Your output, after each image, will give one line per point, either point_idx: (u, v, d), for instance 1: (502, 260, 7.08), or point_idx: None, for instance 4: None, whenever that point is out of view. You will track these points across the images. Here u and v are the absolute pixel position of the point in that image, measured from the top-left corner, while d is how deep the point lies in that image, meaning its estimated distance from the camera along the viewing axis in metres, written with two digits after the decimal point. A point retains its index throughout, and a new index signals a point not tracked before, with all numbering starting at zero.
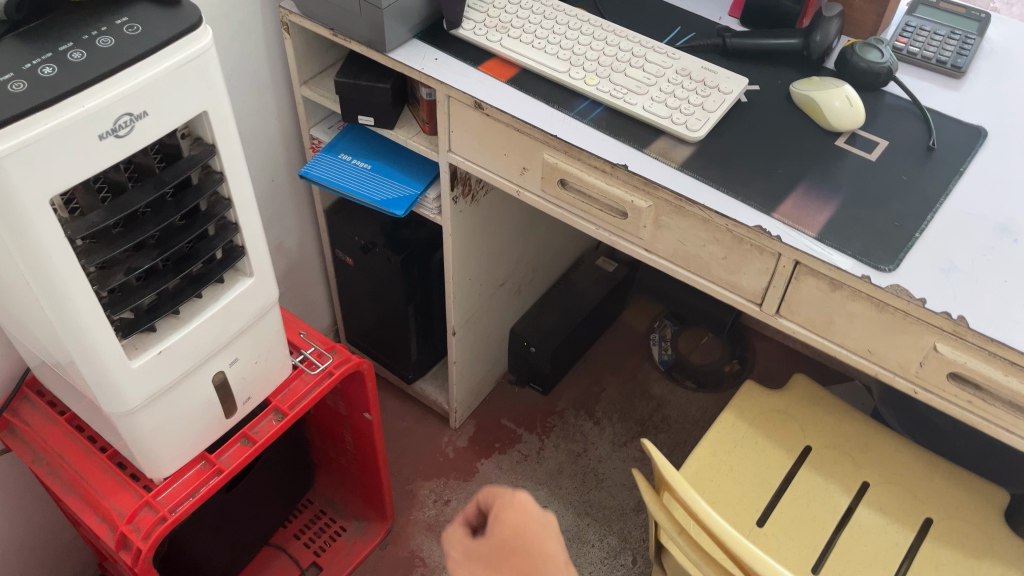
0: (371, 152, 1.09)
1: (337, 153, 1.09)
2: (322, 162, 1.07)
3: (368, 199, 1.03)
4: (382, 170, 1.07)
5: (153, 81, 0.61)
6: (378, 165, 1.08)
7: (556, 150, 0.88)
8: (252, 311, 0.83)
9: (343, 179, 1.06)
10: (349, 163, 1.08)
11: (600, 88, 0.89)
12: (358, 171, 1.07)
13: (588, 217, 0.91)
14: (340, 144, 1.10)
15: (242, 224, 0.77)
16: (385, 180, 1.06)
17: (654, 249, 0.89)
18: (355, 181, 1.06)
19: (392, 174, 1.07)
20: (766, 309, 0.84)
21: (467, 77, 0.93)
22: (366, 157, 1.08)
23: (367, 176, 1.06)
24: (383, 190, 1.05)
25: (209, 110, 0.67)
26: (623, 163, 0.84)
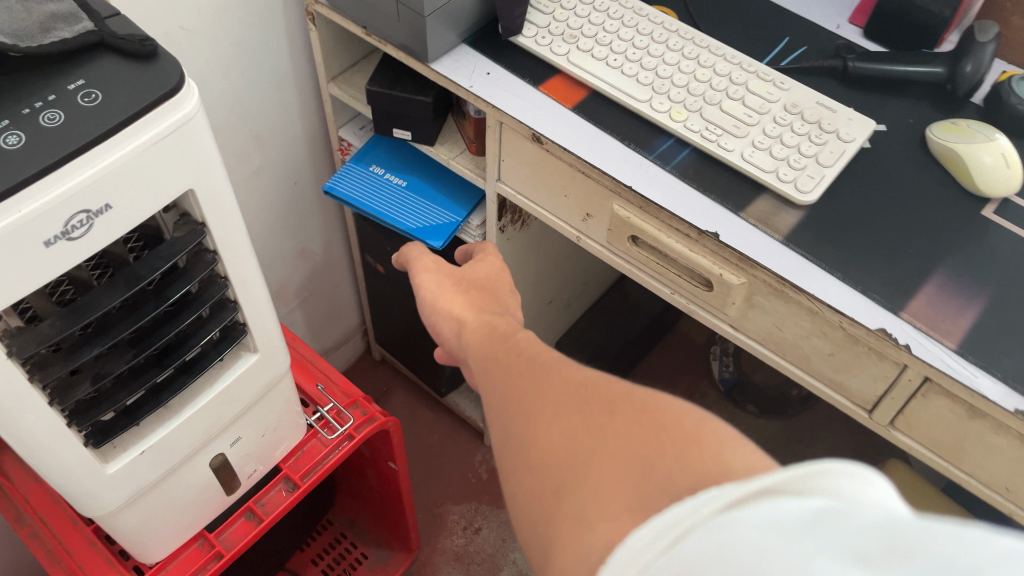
0: (408, 166, 0.94)
1: (368, 165, 0.94)
2: (350, 175, 0.93)
3: (400, 226, 0.89)
4: (420, 190, 0.92)
5: (117, 168, 0.46)
6: (415, 184, 0.93)
7: (629, 202, 0.72)
8: (258, 387, 0.70)
9: (374, 199, 0.91)
10: (382, 178, 0.93)
11: (689, 126, 0.73)
12: (391, 189, 0.92)
13: (663, 280, 0.76)
14: (372, 153, 0.95)
15: (245, 303, 0.63)
16: (422, 203, 0.91)
17: (743, 329, 0.73)
18: (387, 201, 0.91)
19: (430, 195, 0.92)
20: (877, 419, 0.69)
21: (524, 101, 0.76)
22: (402, 171, 0.93)
23: (401, 197, 0.91)
24: (419, 216, 0.90)
25: (196, 187, 0.52)
26: (713, 230, 0.68)
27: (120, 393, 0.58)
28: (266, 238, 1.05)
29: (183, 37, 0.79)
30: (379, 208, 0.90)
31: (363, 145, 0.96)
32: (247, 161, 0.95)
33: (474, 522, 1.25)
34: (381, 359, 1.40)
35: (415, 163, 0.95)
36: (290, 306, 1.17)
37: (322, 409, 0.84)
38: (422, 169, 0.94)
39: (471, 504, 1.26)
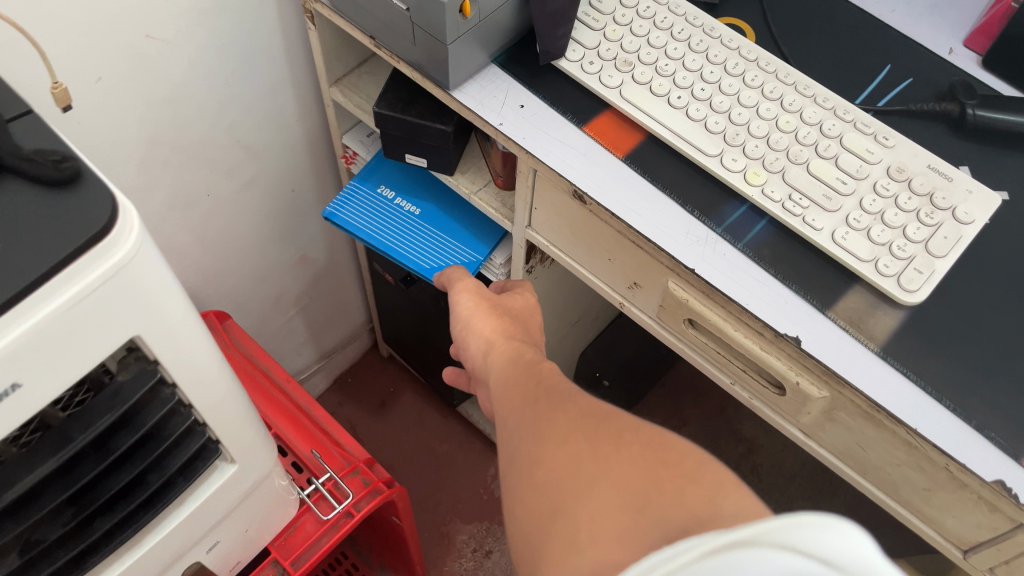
0: (422, 191, 0.81)
1: (375, 187, 0.81)
2: (355, 200, 0.80)
3: (412, 263, 0.75)
4: (435, 220, 0.79)
5: (25, 342, 0.34)
6: (430, 213, 0.80)
7: (690, 284, 0.59)
8: (238, 493, 0.59)
9: (382, 228, 0.78)
10: (392, 204, 0.80)
11: (768, 193, 0.59)
12: (403, 217, 0.79)
13: (723, 370, 0.63)
14: (382, 172, 0.82)
15: (216, 425, 0.51)
16: (437, 236, 0.78)
17: (818, 439, 0.61)
18: (398, 232, 0.78)
19: (447, 227, 0.79)
20: (974, 563, 0.58)
21: (565, 145, 0.63)
22: (415, 196, 0.81)
23: (413, 227, 0.78)
24: (434, 251, 0.77)
25: (143, 330, 0.40)
26: (793, 334, 0.55)
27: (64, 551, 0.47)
28: (261, 251, 0.93)
29: (151, 48, 0.64)
30: (388, 240, 0.77)
31: (371, 162, 0.83)
32: (237, 175, 0.82)
33: (485, 544, 1.16)
34: (390, 356, 1.31)
35: (430, 186, 0.82)
36: (289, 315, 1.05)
37: (317, 481, 0.73)
38: (438, 194, 0.81)
39: (482, 524, 1.17)
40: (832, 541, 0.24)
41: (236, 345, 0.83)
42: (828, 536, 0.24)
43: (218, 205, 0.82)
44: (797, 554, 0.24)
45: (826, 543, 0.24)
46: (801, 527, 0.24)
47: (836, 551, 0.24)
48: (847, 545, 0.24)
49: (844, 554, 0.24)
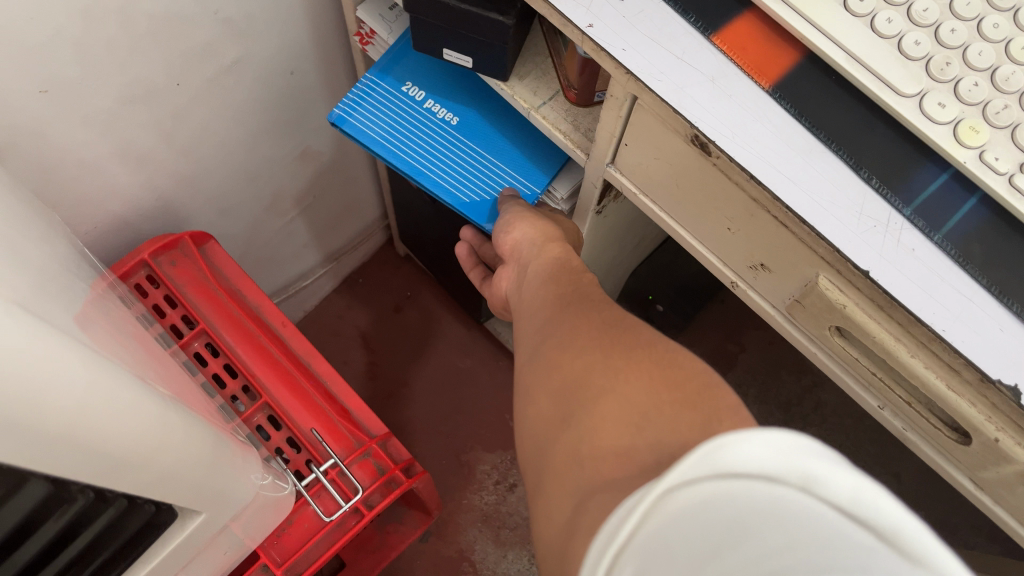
0: (462, 93, 0.61)
1: (400, 82, 0.61)
2: (371, 99, 0.60)
3: (446, 196, 0.58)
4: (478, 134, 0.60)
5: None
6: (471, 123, 0.60)
7: (855, 288, 0.41)
8: (210, 536, 0.44)
9: (408, 141, 0.59)
10: (421, 108, 0.60)
11: (990, 162, 0.39)
12: (436, 127, 0.60)
13: (873, 391, 0.46)
14: (410, 62, 0.62)
15: (167, 495, 0.35)
16: (480, 156, 0.59)
17: (998, 499, 0.45)
18: (430, 146, 0.59)
19: (493, 144, 0.60)
20: None
21: (687, 65, 0.42)
22: (451, 100, 0.61)
23: (449, 142, 0.60)
24: (474, 179, 0.59)
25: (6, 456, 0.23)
26: (1012, 382, 0.37)
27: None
28: (251, 148, 0.73)
29: None
30: (416, 159, 0.58)
31: (395, 47, 0.62)
32: (215, 58, 0.61)
33: (508, 477, 1.04)
34: (407, 256, 1.14)
35: (472, 85, 0.62)
36: (288, 217, 0.87)
37: (317, 470, 0.58)
38: (483, 95, 0.61)
39: (506, 453, 1.05)
40: (769, 451, 0.20)
41: (218, 278, 0.66)
42: (755, 450, 0.20)
43: (191, 95, 0.62)
44: (729, 480, 0.20)
45: (756, 457, 0.20)
46: (725, 447, 0.21)
47: (774, 466, 0.20)
48: (782, 451, 0.20)
49: (778, 461, 0.20)
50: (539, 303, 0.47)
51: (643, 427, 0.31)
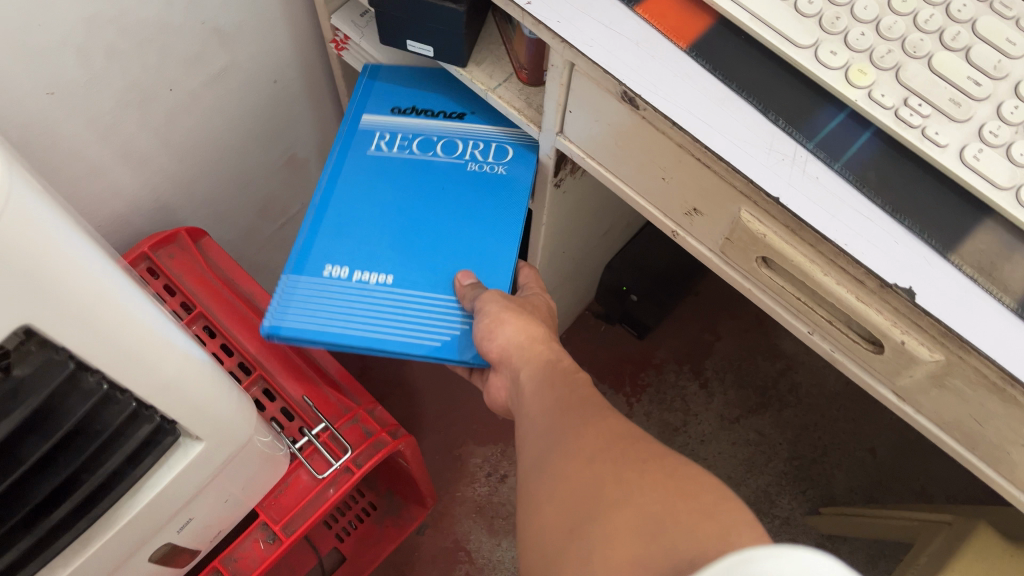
0: (384, 254, 0.62)
1: (319, 267, 0.62)
2: (300, 296, 0.61)
3: (415, 350, 0.59)
4: (417, 282, 0.62)
5: None
6: (407, 276, 0.62)
7: (773, 218, 0.47)
8: (209, 472, 0.49)
9: (354, 317, 0.60)
10: (352, 283, 0.61)
11: (876, 98, 0.45)
12: (374, 293, 0.61)
13: (801, 317, 0.52)
14: (322, 245, 0.63)
15: (168, 407, 0.40)
16: (426, 300, 0.61)
17: (916, 404, 0.50)
18: (376, 313, 0.60)
19: (433, 284, 0.62)
20: None
21: (613, 32, 0.48)
22: (377, 262, 0.62)
23: (395, 302, 0.61)
24: (432, 323, 0.61)
25: (37, 317, 0.29)
26: (906, 286, 0.43)
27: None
28: (242, 154, 0.79)
29: None
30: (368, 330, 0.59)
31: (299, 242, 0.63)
32: (205, 66, 0.68)
33: (500, 468, 1.09)
34: None
35: (389, 239, 0.63)
36: (280, 224, 0.93)
37: (309, 434, 0.63)
38: (404, 246, 0.63)
39: (497, 447, 1.10)
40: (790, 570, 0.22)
41: (214, 268, 0.71)
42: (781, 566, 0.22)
43: (185, 102, 0.69)
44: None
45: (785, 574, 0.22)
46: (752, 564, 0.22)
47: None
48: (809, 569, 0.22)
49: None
50: (540, 404, 0.51)
51: (658, 535, 0.35)
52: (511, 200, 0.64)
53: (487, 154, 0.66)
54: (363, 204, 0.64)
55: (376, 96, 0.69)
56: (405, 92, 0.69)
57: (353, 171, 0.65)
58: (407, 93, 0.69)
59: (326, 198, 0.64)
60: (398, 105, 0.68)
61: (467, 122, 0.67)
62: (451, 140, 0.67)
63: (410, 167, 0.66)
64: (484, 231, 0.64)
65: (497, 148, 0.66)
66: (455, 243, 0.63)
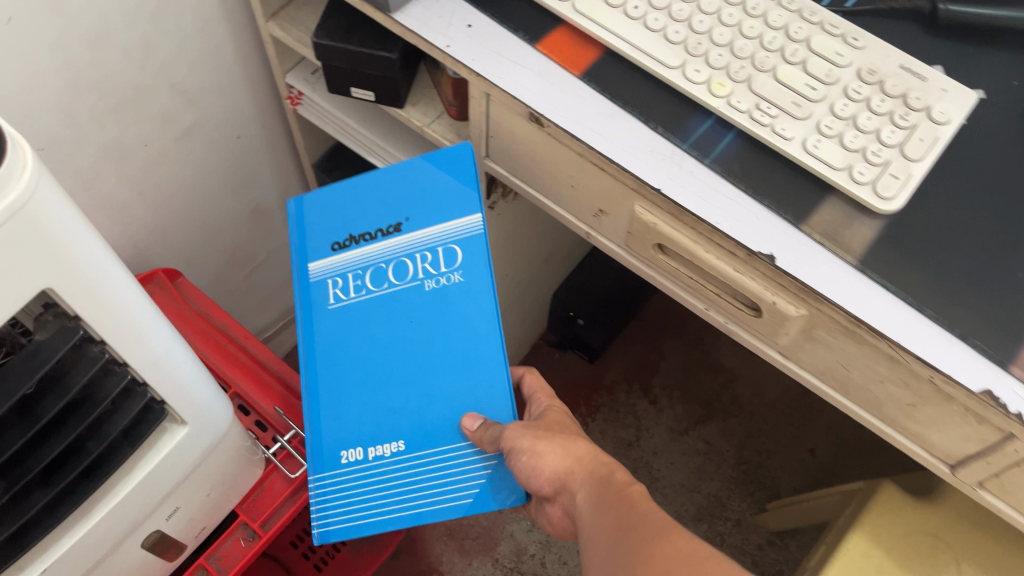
0: (386, 420, 0.57)
1: (333, 453, 0.58)
2: (331, 493, 0.57)
3: (457, 510, 0.56)
4: (432, 436, 0.56)
5: None
6: (419, 433, 0.57)
7: (659, 208, 0.56)
8: (193, 457, 0.56)
9: (389, 497, 0.56)
10: (371, 460, 0.57)
11: (733, 104, 0.55)
12: (395, 467, 0.56)
13: (696, 295, 0.61)
14: (325, 427, 0.58)
15: (159, 385, 0.48)
16: (442, 456, 0.56)
17: (796, 359, 0.59)
18: (406, 486, 0.56)
19: (442, 429, 0.56)
20: (961, 476, 0.56)
21: (519, 64, 0.58)
22: (383, 430, 0.57)
23: (416, 467, 0.56)
24: (460, 475, 0.56)
25: (57, 283, 0.37)
26: (768, 251, 0.52)
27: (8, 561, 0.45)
28: (210, 204, 0.88)
29: None
30: (406, 505, 0.56)
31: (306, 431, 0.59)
32: (175, 123, 0.77)
33: None
34: None
35: (385, 396, 0.58)
36: (248, 270, 1.02)
37: (282, 439, 0.70)
38: (401, 401, 0.57)
39: None
40: None
41: (189, 303, 0.79)
42: None
43: (158, 156, 0.77)
44: None
45: None
46: None
47: None
48: None
49: None
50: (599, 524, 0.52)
51: None
52: (482, 307, 0.58)
53: (440, 262, 0.59)
54: (343, 363, 0.59)
55: (311, 240, 0.62)
56: (340, 214, 0.62)
57: (321, 332, 0.60)
58: (338, 226, 0.62)
59: (307, 372, 0.59)
60: (336, 241, 0.62)
61: (408, 231, 0.60)
62: (402, 260, 0.60)
63: (372, 306, 0.59)
64: (467, 351, 0.58)
65: (447, 251, 0.59)
66: (445, 374, 0.57)
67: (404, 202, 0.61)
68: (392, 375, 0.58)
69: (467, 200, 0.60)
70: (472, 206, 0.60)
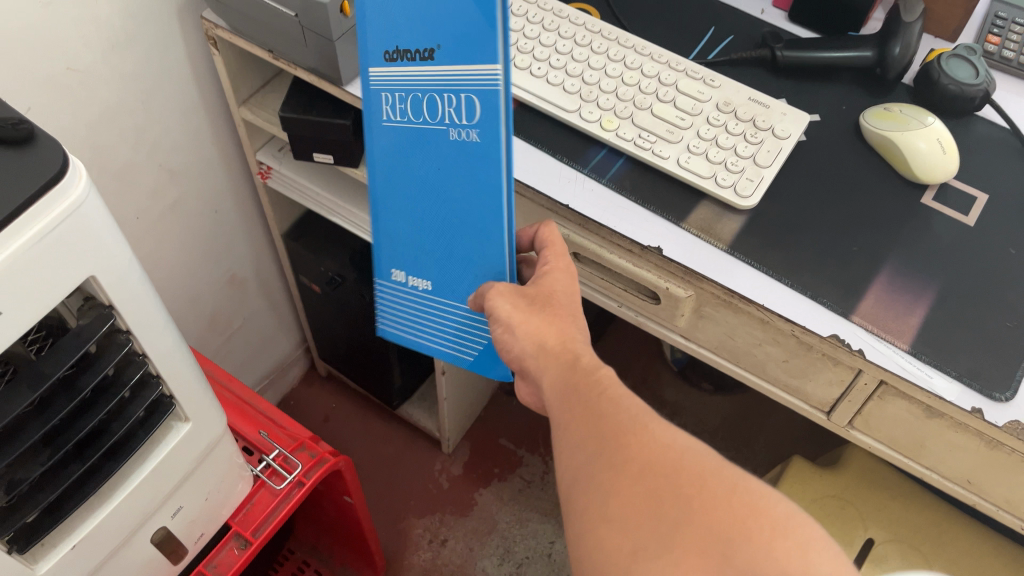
0: (421, 259, 0.62)
1: (387, 270, 0.65)
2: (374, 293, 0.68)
3: (461, 360, 0.65)
4: (451, 289, 0.62)
5: (16, 261, 0.42)
6: (444, 278, 0.62)
7: (568, 222, 0.69)
8: (193, 456, 0.65)
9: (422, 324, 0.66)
10: (409, 288, 0.65)
11: (621, 135, 0.69)
12: (419, 298, 0.64)
13: (610, 294, 0.74)
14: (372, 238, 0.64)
15: (169, 378, 0.58)
16: (457, 313, 0.63)
17: (694, 337, 0.72)
18: (427, 322, 0.65)
19: (463, 284, 0.61)
20: (836, 420, 0.69)
21: None
22: (415, 264, 0.63)
23: (435, 311, 0.64)
24: (469, 337, 0.64)
25: (98, 273, 0.48)
26: (655, 245, 0.65)
27: (47, 526, 0.55)
28: (191, 271, 0.99)
29: (71, 78, 0.72)
30: (424, 336, 0.66)
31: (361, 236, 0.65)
32: (161, 197, 0.89)
33: (440, 534, 1.23)
34: (328, 374, 1.38)
35: (422, 237, 0.61)
36: (226, 336, 1.12)
37: (267, 458, 0.80)
38: (431, 243, 0.61)
39: (435, 516, 1.25)
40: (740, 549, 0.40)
41: None
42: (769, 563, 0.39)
43: (147, 226, 0.89)
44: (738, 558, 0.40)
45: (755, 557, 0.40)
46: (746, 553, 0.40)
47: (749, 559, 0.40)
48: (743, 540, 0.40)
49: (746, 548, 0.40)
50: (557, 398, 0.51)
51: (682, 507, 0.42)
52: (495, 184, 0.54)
53: (462, 114, 0.53)
54: (392, 191, 0.60)
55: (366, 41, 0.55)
56: (382, 20, 0.54)
57: (377, 151, 0.60)
58: (384, 30, 0.54)
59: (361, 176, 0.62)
60: (386, 49, 0.55)
61: (441, 61, 0.52)
62: (434, 97, 0.54)
63: (411, 139, 0.57)
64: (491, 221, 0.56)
65: (465, 101, 0.52)
66: (472, 235, 0.58)
67: (436, 28, 0.51)
68: (428, 217, 0.59)
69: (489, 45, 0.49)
70: (489, 56, 0.49)
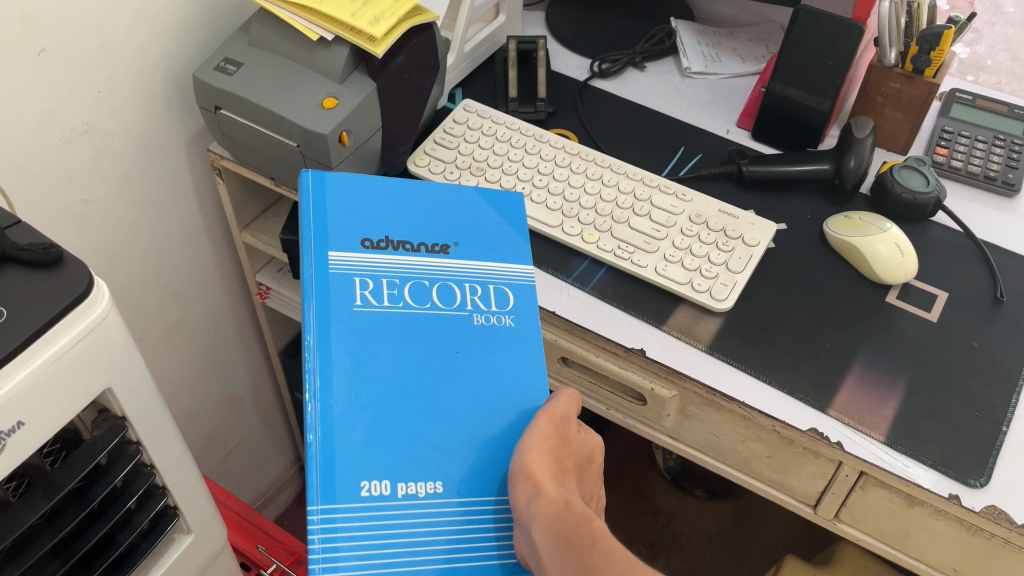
0: (421, 451, 0.49)
1: (353, 484, 0.47)
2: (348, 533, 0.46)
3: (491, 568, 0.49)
4: (466, 475, 0.50)
5: (37, 375, 0.45)
6: (459, 470, 0.50)
7: (556, 328, 0.73)
8: (194, 570, 0.66)
9: (411, 542, 0.47)
10: (400, 501, 0.47)
11: (601, 247, 0.74)
12: (428, 509, 0.48)
13: (599, 397, 0.77)
14: (345, 449, 0.47)
15: (175, 488, 0.60)
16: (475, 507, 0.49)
17: (681, 437, 0.75)
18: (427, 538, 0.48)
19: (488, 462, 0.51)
20: (822, 513, 0.71)
21: None
22: (416, 462, 0.49)
23: (454, 517, 0.49)
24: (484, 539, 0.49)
25: (113, 385, 0.51)
26: (638, 347, 0.69)
27: None
28: (189, 391, 1.02)
29: (86, 209, 0.77)
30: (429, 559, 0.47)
31: (319, 456, 0.47)
32: (164, 319, 0.93)
33: None
34: None
35: (427, 422, 0.50)
36: (220, 454, 1.13)
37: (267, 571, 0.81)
38: (438, 426, 0.50)
39: None
40: None
41: None
42: None
43: (150, 346, 0.92)
44: None
45: None
46: None
47: None
48: None
49: None
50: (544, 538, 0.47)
51: None
52: (530, 360, 0.56)
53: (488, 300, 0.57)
54: (372, 377, 0.50)
55: (339, 229, 0.55)
56: (364, 218, 0.57)
57: (348, 339, 0.51)
58: (374, 224, 0.57)
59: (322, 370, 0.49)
60: (368, 237, 0.56)
61: (454, 256, 0.59)
62: (446, 284, 0.57)
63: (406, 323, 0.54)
64: (511, 379, 0.54)
65: (494, 291, 0.58)
66: (493, 407, 0.53)
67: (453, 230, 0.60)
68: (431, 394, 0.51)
69: (518, 248, 0.61)
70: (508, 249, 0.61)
